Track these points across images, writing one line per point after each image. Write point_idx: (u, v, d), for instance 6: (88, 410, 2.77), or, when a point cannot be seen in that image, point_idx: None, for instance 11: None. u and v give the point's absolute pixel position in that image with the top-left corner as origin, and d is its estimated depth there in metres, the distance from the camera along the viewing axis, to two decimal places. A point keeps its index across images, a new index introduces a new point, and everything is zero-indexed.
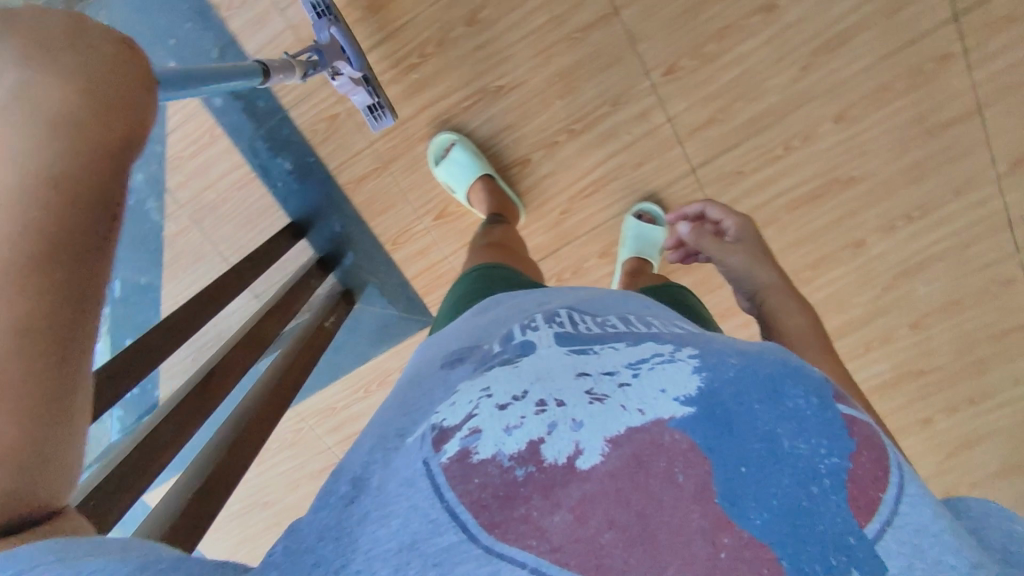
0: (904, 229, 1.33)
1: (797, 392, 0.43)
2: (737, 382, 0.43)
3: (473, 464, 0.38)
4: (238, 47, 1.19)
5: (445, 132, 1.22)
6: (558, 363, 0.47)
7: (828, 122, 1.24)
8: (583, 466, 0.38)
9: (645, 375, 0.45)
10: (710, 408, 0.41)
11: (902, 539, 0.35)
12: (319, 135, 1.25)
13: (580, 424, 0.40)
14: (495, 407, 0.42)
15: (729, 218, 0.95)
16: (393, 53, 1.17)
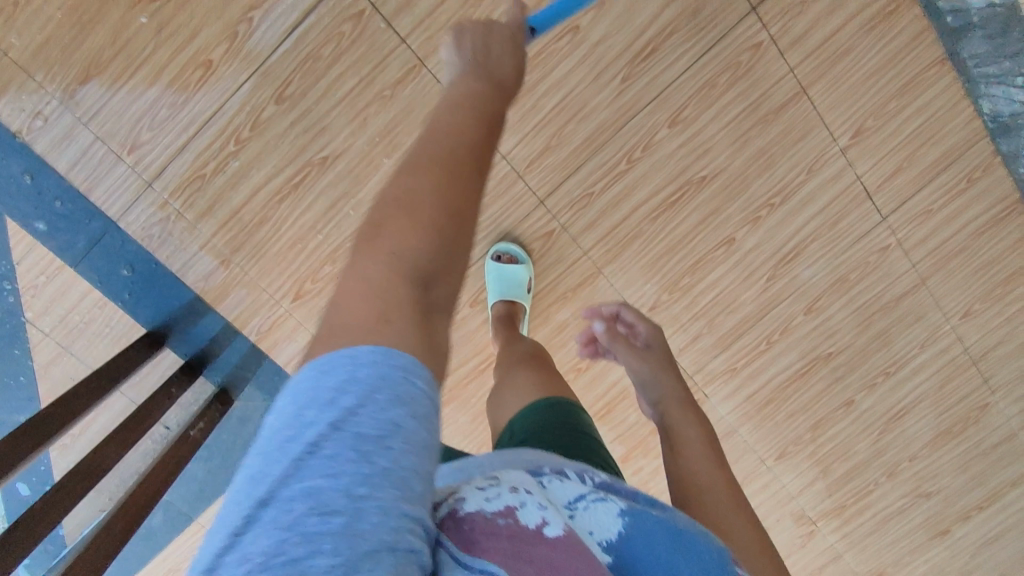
0: (770, 218, 1.30)
1: (703, 550, 0.54)
2: (658, 533, 0.54)
3: (460, 520, 0.47)
4: (49, 165, 1.14)
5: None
6: (523, 476, 0.56)
7: (662, 129, 1.24)
8: (550, 534, 0.47)
9: (583, 511, 0.54)
10: (631, 556, 0.52)
11: None
12: (155, 239, 1.20)
13: (544, 507, 0.50)
14: (477, 488, 0.51)
15: (643, 324, 0.93)
16: (211, 144, 1.15)
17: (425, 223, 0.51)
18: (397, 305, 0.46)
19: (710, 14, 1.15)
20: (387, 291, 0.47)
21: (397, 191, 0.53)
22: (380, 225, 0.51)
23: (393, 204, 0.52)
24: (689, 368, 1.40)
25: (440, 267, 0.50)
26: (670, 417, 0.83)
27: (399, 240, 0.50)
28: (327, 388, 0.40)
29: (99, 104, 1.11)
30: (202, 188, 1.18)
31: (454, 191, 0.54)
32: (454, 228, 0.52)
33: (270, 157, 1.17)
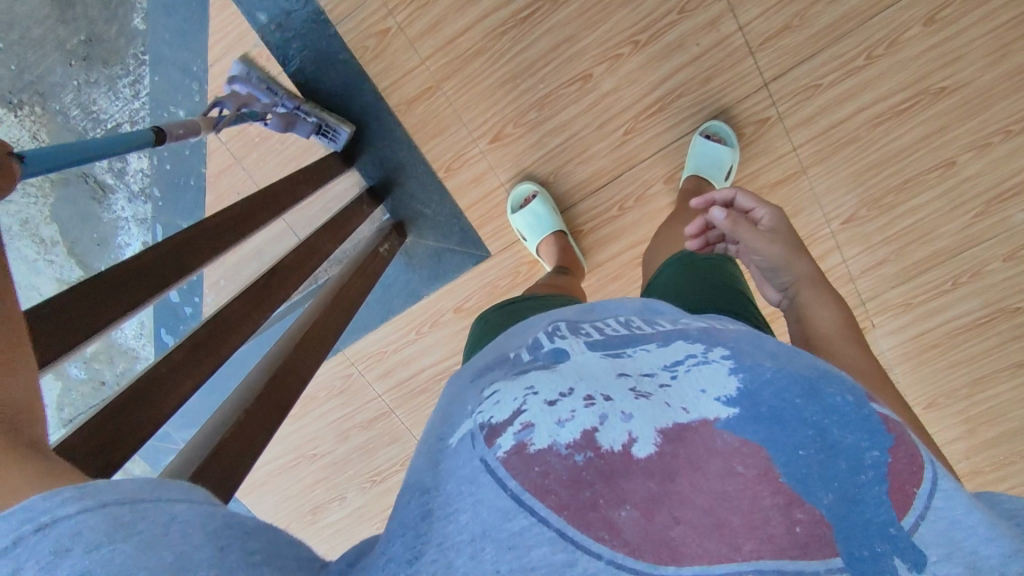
0: (999, 147, 1.20)
1: (834, 391, 0.43)
2: (779, 381, 0.43)
3: (530, 454, 0.38)
4: None
5: (526, 183, 1.24)
6: (594, 363, 0.46)
7: (915, 26, 1.13)
8: (639, 454, 0.39)
9: (683, 375, 0.45)
10: (755, 407, 0.42)
11: (938, 529, 0.36)
12: (369, 53, 1.17)
13: (631, 416, 0.40)
14: (543, 402, 0.41)
15: (764, 208, 0.82)
16: None
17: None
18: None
19: None
20: None
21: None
22: None
23: None
24: (864, 293, 1.33)
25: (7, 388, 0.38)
26: (803, 300, 0.78)
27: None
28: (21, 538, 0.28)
29: None
30: (427, 7, 1.13)
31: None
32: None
33: None
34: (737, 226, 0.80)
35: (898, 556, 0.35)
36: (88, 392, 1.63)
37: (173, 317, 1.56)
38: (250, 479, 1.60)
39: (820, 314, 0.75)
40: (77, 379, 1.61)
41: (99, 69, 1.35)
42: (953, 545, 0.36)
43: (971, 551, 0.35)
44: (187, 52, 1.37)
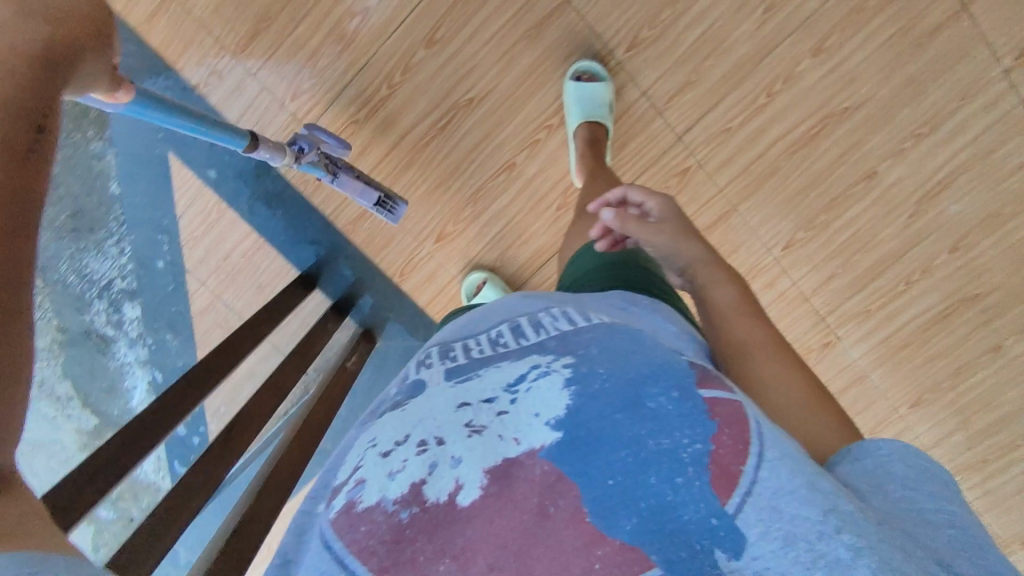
0: (913, 151, 1.26)
1: (659, 391, 0.54)
2: (602, 398, 0.54)
3: (361, 511, 0.49)
4: (223, 116, 1.23)
5: (475, 272, 1.31)
6: (442, 402, 0.57)
7: (806, 58, 1.20)
8: (461, 502, 0.49)
9: (518, 401, 0.55)
10: (576, 432, 0.52)
11: (761, 504, 0.46)
12: (311, 185, 1.28)
13: (460, 460, 0.51)
14: (383, 457, 0.53)
15: (651, 202, 0.92)
16: (364, 90, 1.20)
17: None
18: None
19: None
20: None
21: None
22: None
23: None
24: (821, 309, 1.38)
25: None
26: (701, 280, 0.89)
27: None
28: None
29: (268, 54, 1.18)
30: (355, 134, 1.24)
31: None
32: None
33: (418, 102, 1.21)
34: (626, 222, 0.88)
35: (716, 548, 0.45)
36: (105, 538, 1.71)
37: (183, 448, 1.66)
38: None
39: (719, 293, 0.87)
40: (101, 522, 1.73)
41: (87, 236, 1.55)
42: (774, 517, 0.46)
43: (793, 514, 0.46)
44: (157, 209, 1.51)
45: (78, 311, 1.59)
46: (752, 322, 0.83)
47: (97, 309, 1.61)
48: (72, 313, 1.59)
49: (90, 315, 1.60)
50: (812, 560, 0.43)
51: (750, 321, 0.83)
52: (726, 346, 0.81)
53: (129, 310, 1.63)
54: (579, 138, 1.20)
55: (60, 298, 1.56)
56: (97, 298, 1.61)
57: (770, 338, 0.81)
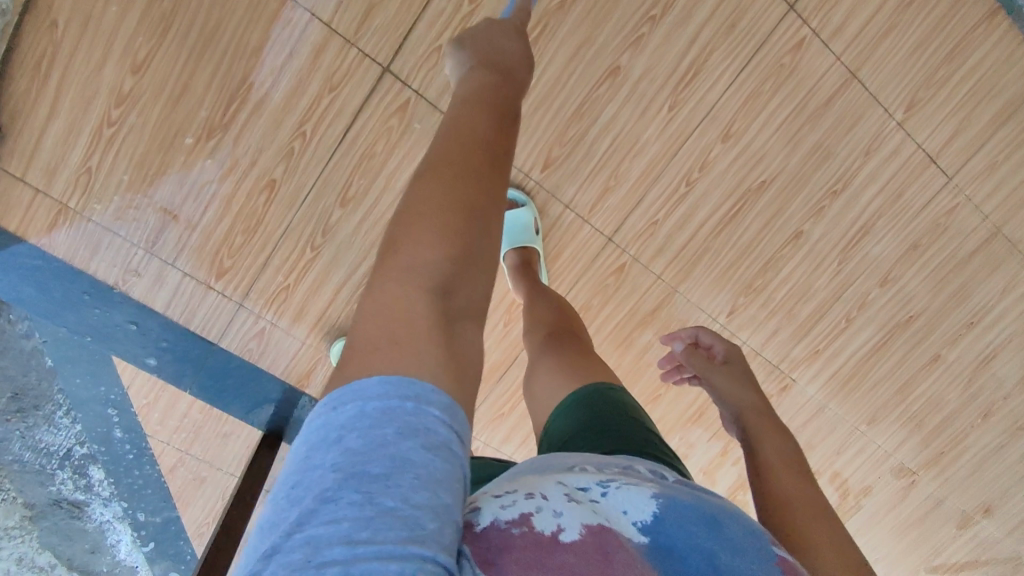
0: (832, 208, 1.31)
1: (735, 527, 0.54)
2: (684, 511, 0.53)
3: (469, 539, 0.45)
4: (149, 307, 1.21)
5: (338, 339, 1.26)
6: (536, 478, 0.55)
7: (716, 145, 1.23)
8: (566, 538, 0.46)
9: (611, 493, 0.53)
10: (658, 539, 0.50)
11: None
12: (254, 352, 1.26)
13: (563, 509, 0.48)
14: (490, 499, 0.50)
15: (719, 345, 1.05)
16: (290, 254, 1.20)
17: (465, 225, 0.55)
18: (422, 298, 0.51)
19: (748, 24, 1.14)
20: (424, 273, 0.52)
21: (440, 173, 0.59)
22: (451, 204, 0.56)
23: (423, 183, 0.59)
24: (773, 360, 1.43)
25: (462, 269, 0.54)
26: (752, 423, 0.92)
27: (453, 175, 0.59)
28: (386, 408, 0.43)
29: (181, 242, 1.18)
30: (288, 298, 1.23)
31: (487, 192, 0.59)
32: (477, 224, 0.56)
33: (346, 257, 1.22)
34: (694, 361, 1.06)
35: None
36: None
37: None
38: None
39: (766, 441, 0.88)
40: None
41: (34, 413, 1.51)
42: None
43: None
44: (101, 385, 1.46)
45: (43, 483, 1.63)
46: (798, 476, 0.83)
47: (62, 478, 1.62)
48: (36, 487, 1.64)
49: (55, 485, 1.62)
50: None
51: (792, 468, 0.84)
52: (766, 499, 0.81)
53: (95, 473, 1.59)
54: (511, 265, 1.23)
55: (24, 476, 1.63)
56: (59, 468, 1.61)
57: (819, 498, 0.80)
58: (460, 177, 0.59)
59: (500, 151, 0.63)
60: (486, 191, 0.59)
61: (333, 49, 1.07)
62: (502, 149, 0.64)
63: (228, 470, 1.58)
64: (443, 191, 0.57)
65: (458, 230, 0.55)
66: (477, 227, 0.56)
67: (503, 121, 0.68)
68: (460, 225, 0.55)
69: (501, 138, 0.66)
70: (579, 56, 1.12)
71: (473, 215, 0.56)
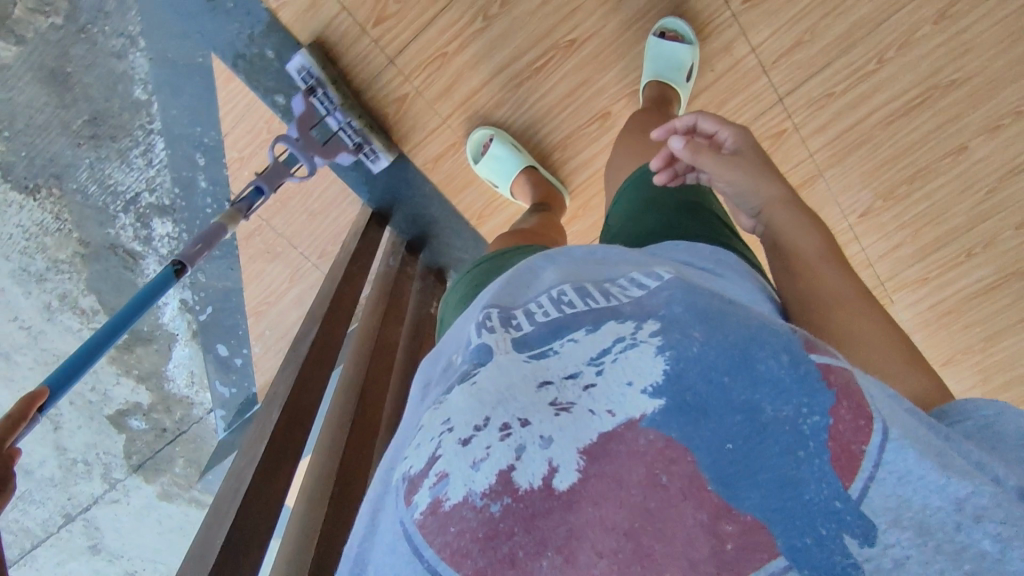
0: (1011, 128, 1.22)
1: (767, 352, 0.41)
2: (705, 360, 0.41)
3: (447, 512, 0.39)
4: (292, 40, 1.11)
5: (481, 127, 1.19)
6: (515, 372, 0.45)
7: (927, 25, 1.14)
8: (558, 486, 0.38)
9: (609, 369, 0.43)
10: (684, 394, 0.40)
11: (887, 492, 0.36)
12: (390, 118, 1.18)
13: (550, 441, 0.40)
14: (458, 442, 0.42)
15: (727, 129, 0.71)
16: (460, 17, 1.09)
17: None
18: None
19: None
20: None
21: None
22: None
23: None
24: (883, 275, 1.43)
25: None
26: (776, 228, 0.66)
27: None
28: None
29: None
30: (440, 68, 1.14)
31: None
32: None
33: (513, 40, 1.12)
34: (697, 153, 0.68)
35: (847, 532, 0.35)
36: (152, 439, 1.88)
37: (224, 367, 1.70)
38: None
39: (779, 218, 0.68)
40: (139, 429, 1.85)
41: (108, 145, 1.48)
42: (905, 504, 0.36)
43: (923, 505, 0.36)
44: (199, 125, 1.38)
45: (103, 223, 1.58)
46: (839, 270, 0.63)
47: (123, 223, 1.58)
48: (95, 226, 1.59)
49: (113, 230, 1.59)
50: (956, 550, 0.34)
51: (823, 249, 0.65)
52: (797, 297, 0.62)
53: (159, 226, 1.59)
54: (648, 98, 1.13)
55: (82, 213, 1.57)
56: (123, 211, 1.57)
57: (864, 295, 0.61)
58: None
59: None
60: None
61: None
62: None
63: (304, 252, 1.50)
64: None
65: None
66: None
67: None
68: None
69: None
70: None
71: None
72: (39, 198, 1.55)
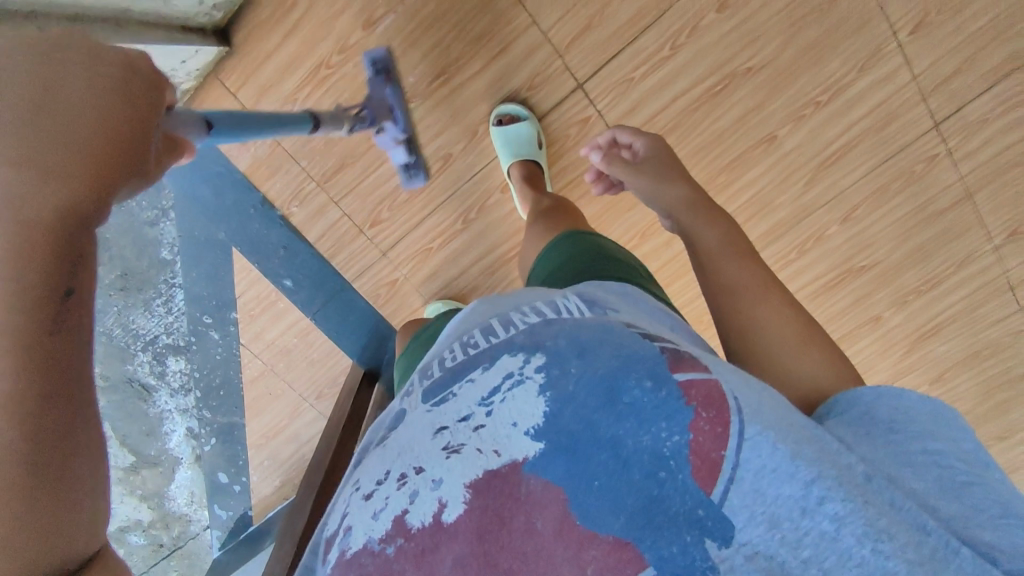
0: (915, 303, 1.42)
1: (632, 382, 0.47)
2: (577, 400, 0.47)
3: (349, 560, 0.43)
4: (302, 237, 1.33)
5: (431, 302, 1.35)
6: (417, 428, 0.51)
7: (834, 225, 1.34)
8: (446, 519, 0.43)
9: (497, 409, 0.49)
10: (559, 438, 0.46)
11: (744, 490, 0.41)
12: (382, 298, 1.39)
13: (440, 481, 0.45)
14: (364, 497, 0.47)
15: (639, 139, 0.91)
16: (443, 221, 1.31)
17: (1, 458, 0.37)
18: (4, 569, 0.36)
19: (896, 129, 1.24)
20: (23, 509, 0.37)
21: None
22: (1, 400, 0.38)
23: None
24: None
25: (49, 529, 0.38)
26: (683, 222, 0.79)
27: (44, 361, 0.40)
28: None
29: (351, 186, 1.28)
30: (426, 260, 1.35)
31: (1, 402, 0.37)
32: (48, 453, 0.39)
33: (488, 238, 1.33)
34: (613, 164, 0.92)
35: (706, 539, 0.40)
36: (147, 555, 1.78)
37: (227, 494, 1.85)
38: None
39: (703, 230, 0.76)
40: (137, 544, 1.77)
41: (134, 293, 1.48)
42: (758, 499, 0.41)
43: (775, 495, 0.41)
44: (217, 286, 1.59)
45: (126, 360, 1.51)
46: (739, 259, 0.71)
47: (141, 360, 1.54)
48: (115, 362, 1.49)
49: None
50: (798, 538, 0.39)
51: (734, 262, 0.71)
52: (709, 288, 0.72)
53: (171, 363, 1.60)
54: (517, 179, 1.22)
55: None
56: (141, 350, 1.52)
57: (760, 274, 0.69)
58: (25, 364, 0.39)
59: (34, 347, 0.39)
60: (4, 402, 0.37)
61: (540, 54, 1.18)
62: (44, 302, 0.40)
63: (302, 392, 1.73)
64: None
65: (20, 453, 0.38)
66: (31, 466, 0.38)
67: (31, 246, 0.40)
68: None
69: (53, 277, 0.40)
70: (747, 117, 1.24)
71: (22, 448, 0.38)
72: None
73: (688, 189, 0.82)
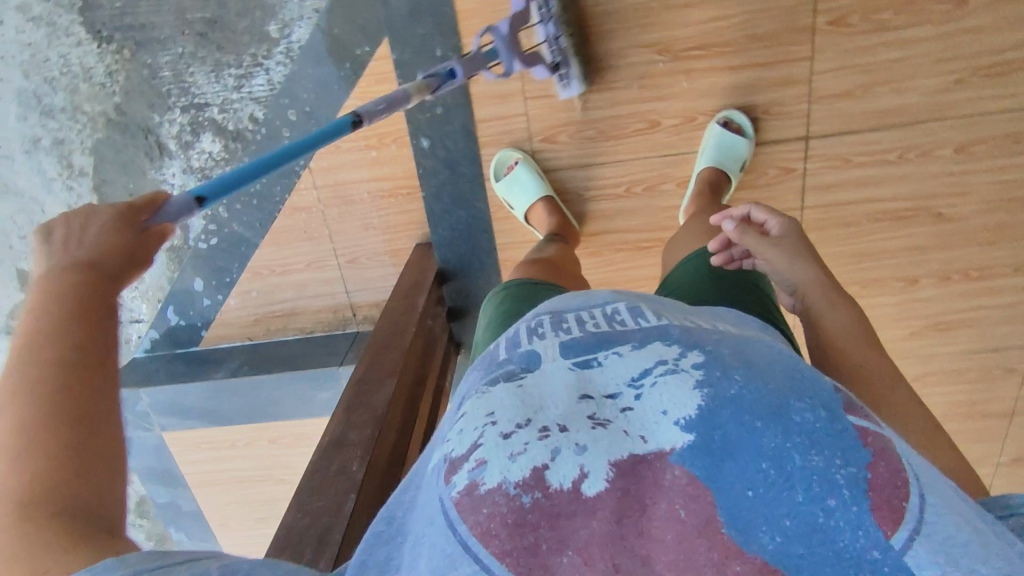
0: None
1: (802, 408, 0.46)
2: (733, 402, 0.47)
3: (481, 494, 0.44)
4: (465, 108, 1.19)
5: (510, 148, 1.22)
6: (560, 383, 0.53)
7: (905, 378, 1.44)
8: (587, 490, 0.43)
9: (645, 397, 0.49)
10: (709, 437, 0.44)
11: (933, 548, 0.38)
12: (503, 212, 1.27)
13: (584, 449, 0.46)
14: (501, 436, 0.48)
15: (775, 218, 0.83)
16: (606, 178, 1.24)
17: (45, 432, 0.47)
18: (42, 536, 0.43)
19: (1002, 332, 1.35)
20: (54, 461, 0.46)
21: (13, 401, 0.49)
22: (60, 407, 0.49)
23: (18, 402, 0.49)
24: None
25: (79, 475, 0.47)
26: (813, 303, 0.78)
27: (57, 381, 0.49)
28: None
29: (549, 91, 1.18)
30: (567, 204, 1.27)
31: (54, 393, 0.49)
32: (73, 426, 0.48)
33: (635, 217, 1.27)
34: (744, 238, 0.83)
35: None
36: None
37: (188, 302, 1.53)
38: (216, 472, 1.71)
39: (838, 315, 0.75)
40: None
41: (211, 49, 1.33)
42: (950, 561, 0.38)
43: (970, 568, 0.38)
44: (320, 100, 1.33)
45: (152, 107, 1.38)
46: (869, 347, 0.72)
47: (173, 118, 1.38)
48: (143, 106, 1.38)
49: (159, 118, 1.38)
50: None
51: (875, 355, 0.71)
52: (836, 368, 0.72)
53: (207, 142, 1.40)
54: (701, 183, 1.17)
55: (139, 86, 1.37)
56: (181, 107, 1.37)
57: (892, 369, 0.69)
58: (66, 377, 0.50)
59: (63, 356, 0.51)
60: (55, 395, 0.49)
61: (795, 87, 1.15)
62: (67, 314, 0.52)
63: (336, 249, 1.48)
64: (46, 396, 0.49)
65: (59, 421, 0.48)
66: (71, 429, 0.48)
67: (64, 291, 0.54)
68: (42, 462, 0.46)
69: (81, 297, 0.54)
70: (911, 253, 1.28)
71: (64, 414, 0.48)
72: (105, 49, 1.35)
73: (823, 271, 0.80)
